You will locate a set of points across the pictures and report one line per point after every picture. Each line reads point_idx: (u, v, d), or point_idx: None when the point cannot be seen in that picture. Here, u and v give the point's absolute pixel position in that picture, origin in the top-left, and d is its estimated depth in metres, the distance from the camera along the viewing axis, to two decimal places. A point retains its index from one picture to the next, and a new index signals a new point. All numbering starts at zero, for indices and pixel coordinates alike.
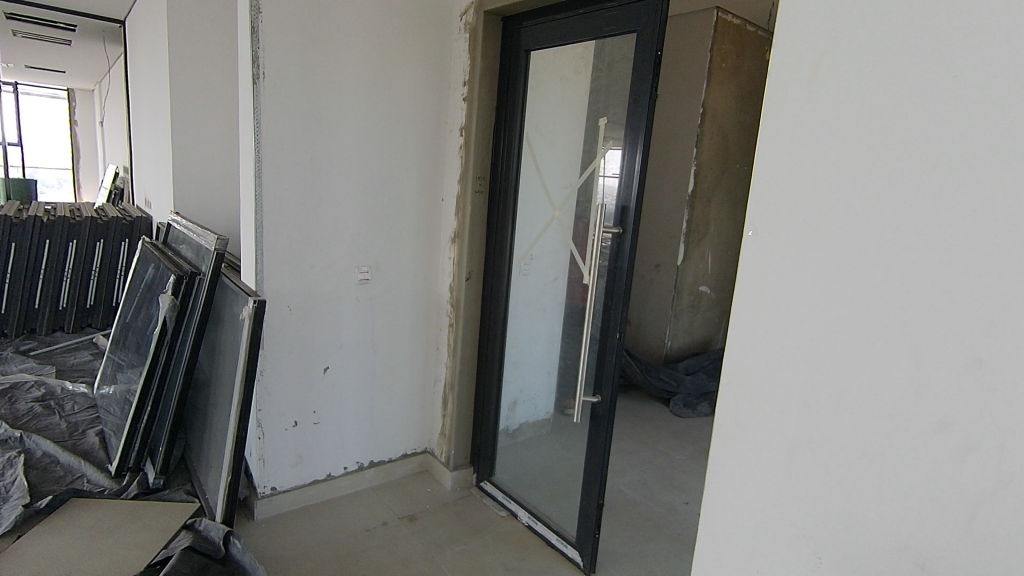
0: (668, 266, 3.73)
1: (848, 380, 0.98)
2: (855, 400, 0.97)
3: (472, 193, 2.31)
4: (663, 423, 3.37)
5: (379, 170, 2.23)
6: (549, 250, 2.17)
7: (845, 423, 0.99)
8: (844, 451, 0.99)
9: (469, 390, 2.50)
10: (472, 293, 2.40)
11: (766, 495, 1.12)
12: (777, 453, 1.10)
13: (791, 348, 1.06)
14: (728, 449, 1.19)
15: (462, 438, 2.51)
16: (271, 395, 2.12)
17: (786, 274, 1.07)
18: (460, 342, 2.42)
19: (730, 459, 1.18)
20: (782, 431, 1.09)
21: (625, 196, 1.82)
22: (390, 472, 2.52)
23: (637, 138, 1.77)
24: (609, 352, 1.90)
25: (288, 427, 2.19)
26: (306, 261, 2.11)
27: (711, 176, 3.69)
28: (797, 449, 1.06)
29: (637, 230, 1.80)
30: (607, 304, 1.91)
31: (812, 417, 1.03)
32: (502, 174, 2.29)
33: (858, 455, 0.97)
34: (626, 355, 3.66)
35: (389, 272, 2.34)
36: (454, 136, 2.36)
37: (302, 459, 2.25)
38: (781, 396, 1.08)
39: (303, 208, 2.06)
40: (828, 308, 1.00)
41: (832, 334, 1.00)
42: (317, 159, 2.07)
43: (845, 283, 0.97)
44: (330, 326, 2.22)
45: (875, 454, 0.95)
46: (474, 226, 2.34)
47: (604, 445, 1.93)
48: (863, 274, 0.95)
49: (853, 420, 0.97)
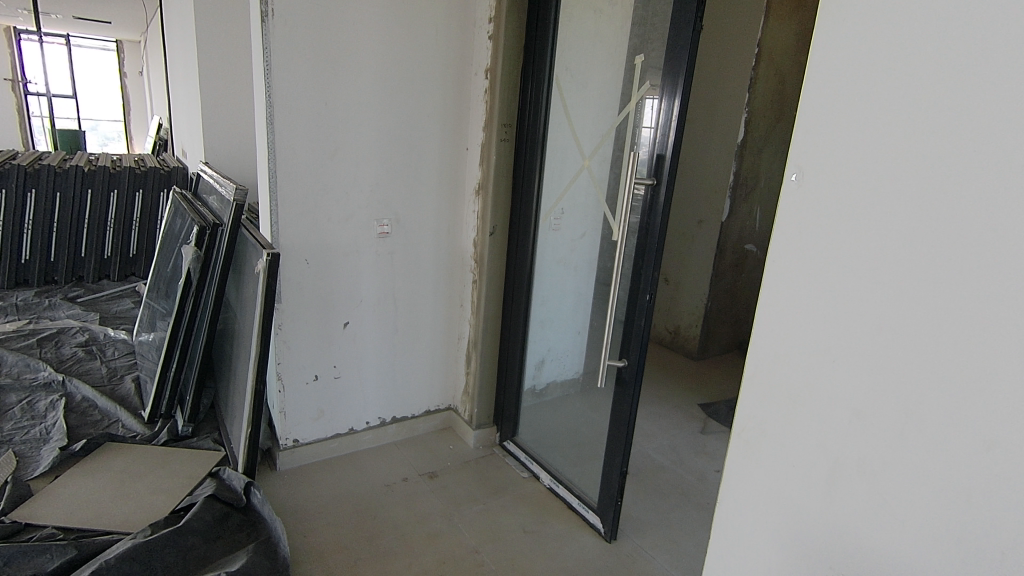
0: (711, 224, 3.50)
1: (912, 381, 0.80)
2: (922, 407, 0.79)
3: (497, 143, 2.16)
4: (700, 388, 3.26)
5: (399, 116, 2.10)
6: (579, 202, 2.02)
7: (907, 433, 0.82)
8: (905, 460, 0.82)
9: (493, 349, 2.42)
10: (496, 248, 2.28)
11: (804, 506, 0.97)
12: (818, 459, 0.94)
13: (839, 334, 0.89)
14: (761, 446, 1.04)
15: (486, 397, 2.46)
16: (292, 348, 2.09)
17: (833, 244, 0.89)
18: (484, 300, 2.33)
19: (763, 459, 1.04)
20: (825, 434, 0.93)
21: (661, 143, 1.64)
22: (414, 429, 2.49)
23: (677, 77, 1.57)
24: (639, 316, 1.76)
25: (310, 381, 2.17)
26: (323, 212, 2.03)
27: (765, 125, 3.36)
28: (843, 457, 0.91)
29: (672, 182, 1.63)
30: (635, 264, 1.76)
31: (865, 414, 0.87)
32: (530, 121, 2.13)
33: (922, 471, 0.80)
34: None
35: (409, 225, 2.24)
36: (478, 79, 2.19)
37: (324, 413, 2.24)
38: (826, 389, 0.92)
39: (318, 157, 1.97)
40: (891, 287, 0.82)
41: (895, 321, 0.82)
42: (331, 104, 1.95)
43: (913, 261, 0.79)
44: (350, 279, 2.16)
45: (944, 472, 0.78)
46: (499, 177, 2.20)
47: (629, 412, 1.82)
48: (936, 250, 0.76)
49: (918, 431, 0.80)
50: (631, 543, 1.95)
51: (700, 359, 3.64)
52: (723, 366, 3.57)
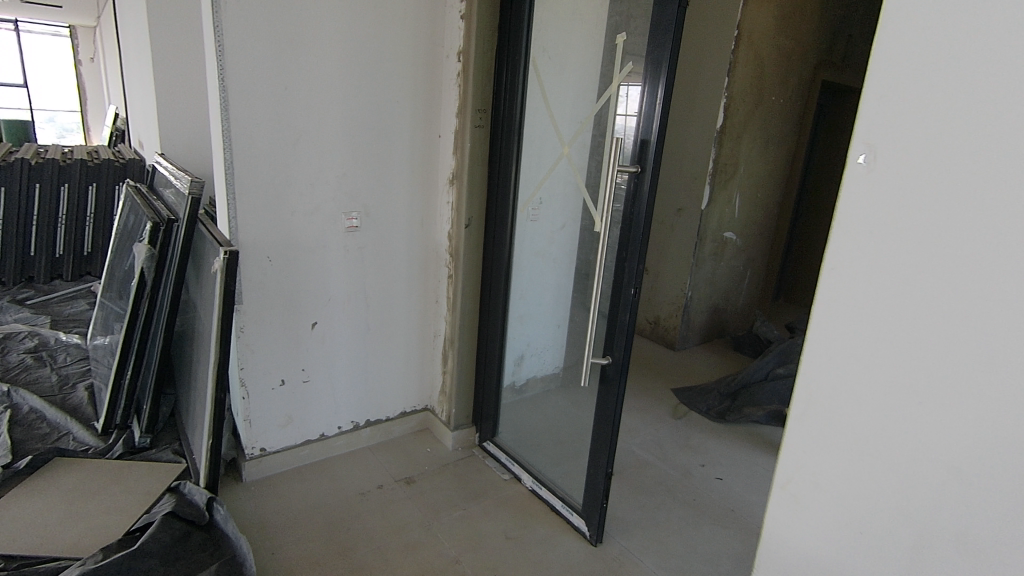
0: (690, 212, 3.43)
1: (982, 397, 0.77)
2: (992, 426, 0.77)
3: (471, 129, 2.03)
4: (682, 379, 3.21)
5: (366, 101, 1.96)
6: (559, 192, 1.93)
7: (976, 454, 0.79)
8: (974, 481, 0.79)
9: (471, 347, 2.31)
10: (472, 241, 2.17)
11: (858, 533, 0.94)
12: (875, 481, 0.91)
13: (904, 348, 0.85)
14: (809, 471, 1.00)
15: (464, 396, 2.35)
16: (255, 352, 1.96)
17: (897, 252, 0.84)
18: (460, 296, 2.22)
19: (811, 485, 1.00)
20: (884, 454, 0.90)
21: (645, 127, 1.55)
22: (388, 432, 2.38)
23: (663, 56, 1.47)
24: (624, 311, 1.67)
25: (276, 386, 2.04)
26: (286, 205, 1.88)
27: (744, 110, 3.30)
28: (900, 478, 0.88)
29: (658, 169, 1.54)
30: (619, 256, 1.67)
31: (931, 434, 0.83)
32: (506, 106, 2.02)
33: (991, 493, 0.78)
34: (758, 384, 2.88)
35: (379, 218, 2.11)
36: (450, 61, 2.06)
37: (292, 419, 2.12)
38: (888, 409, 0.88)
39: (279, 146, 1.82)
40: (963, 298, 0.78)
41: (963, 336, 0.79)
42: (291, 87, 1.80)
43: (985, 271, 0.76)
44: (317, 277, 2.02)
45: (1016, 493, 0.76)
46: (474, 166, 2.08)
47: (614, 412, 1.74)
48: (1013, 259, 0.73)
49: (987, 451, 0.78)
50: (617, 545, 1.88)
51: (681, 349, 3.59)
52: (704, 355, 3.53)
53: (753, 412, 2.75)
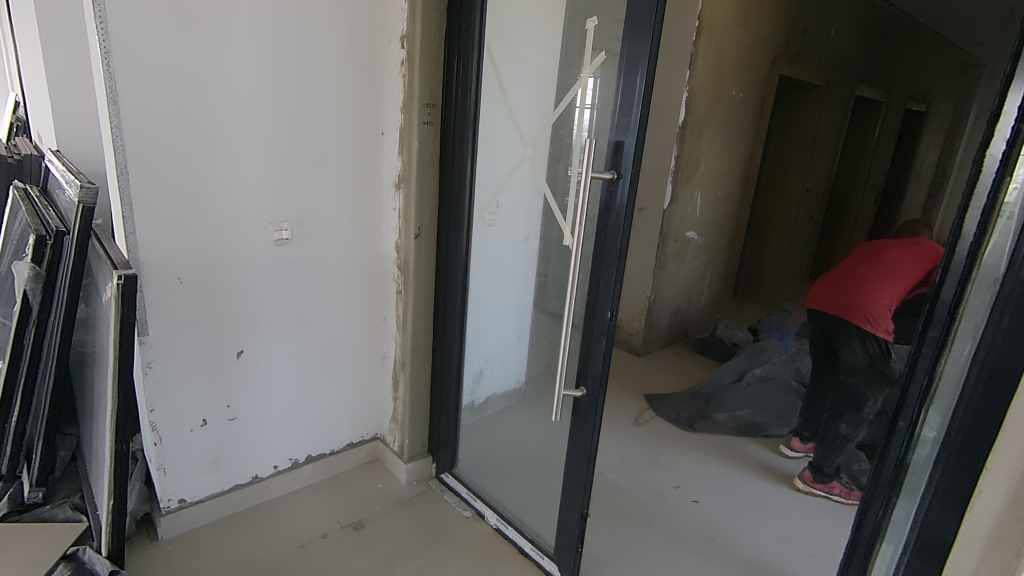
0: (652, 211, 3.28)
1: None
2: None
3: (418, 126, 1.77)
4: (648, 387, 3.07)
5: (294, 93, 1.67)
6: (521, 195, 1.74)
7: None
8: None
9: (425, 370, 2.07)
10: (423, 253, 1.92)
11: None
12: None
13: None
14: None
15: (419, 424, 2.12)
16: (167, 390, 1.65)
17: None
18: (410, 315, 1.97)
19: None
20: None
21: (619, 127, 1.34)
22: (334, 467, 2.12)
23: (641, 47, 1.27)
24: (600, 336, 1.48)
25: (195, 427, 1.74)
26: (198, 216, 1.58)
27: (705, 105, 3.18)
28: None
29: (637, 176, 1.34)
30: (592, 274, 1.47)
31: None
32: (459, 100, 1.78)
33: None
34: (725, 391, 2.85)
35: (315, 229, 1.83)
36: (393, 48, 1.79)
37: (218, 463, 1.83)
38: None
39: (186, 148, 1.51)
40: None
41: None
42: (199, 75, 1.49)
43: None
44: (242, 299, 1.73)
45: None
46: (423, 168, 1.82)
47: (590, 447, 1.55)
48: None
49: None
50: None
51: (644, 354, 3.47)
52: (667, 360, 3.42)
53: (721, 415, 2.69)
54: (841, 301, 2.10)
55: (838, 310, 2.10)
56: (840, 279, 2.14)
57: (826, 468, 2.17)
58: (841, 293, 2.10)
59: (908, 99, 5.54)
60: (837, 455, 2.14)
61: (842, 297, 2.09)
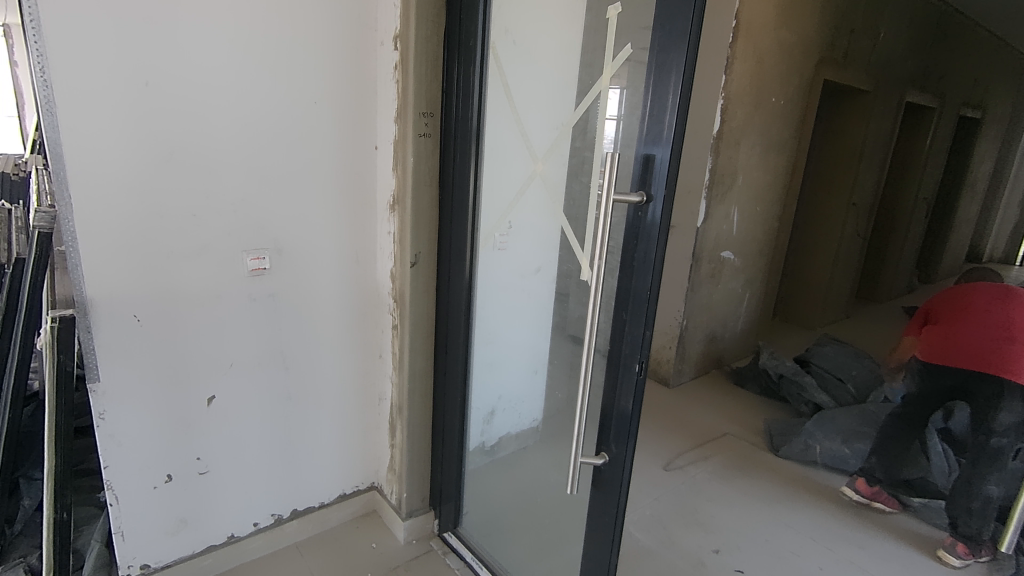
0: (684, 229, 2.99)
1: None
2: None
3: (414, 139, 1.54)
4: (679, 425, 2.77)
5: (271, 104, 1.46)
6: (533, 217, 1.50)
7: None
8: None
9: (425, 415, 1.82)
10: (421, 283, 1.67)
11: None
12: None
13: None
14: None
15: (419, 475, 1.87)
16: (123, 444, 1.44)
17: None
18: (407, 353, 1.72)
19: None
20: None
21: (648, 139, 1.08)
22: (323, 522, 1.88)
23: (677, 39, 1.01)
24: (626, 395, 1.21)
25: (159, 484, 1.52)
26: (156, 244, 1.38)
27: (742, 113, 2.89)
28: None
29: (672, 199, 1.07)
30: (615, 318, 1.20)
31: None
32: (461, 108, 1.54)
33: None
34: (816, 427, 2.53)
35: (298, 257, 1.61)
36: (386, 50, 1.57)
37: (186, 523, 1.60)
38: None
39: (142, 167, 1.31)
40: None
41: None
42: (154, 82, 1.29)
43: None
44: (211, 338, 1.51)
45: None
46: (420, 186, 1.58)
47: (613, 526, 1.28)
48: None
49: None
50: None
51: (675, 386, 3.17)
52: (701, 393, 3.11)
53: (834, 443, 2.44)
54: (987, 356, 1.87)
55: (989, 365, 1.86)
56: (971, 330, 1.93)
57: (978, 534, 1.90)
58: (984, 347, 1.88)
59: (961, 105, 5.13)
60: (989, 517, 1.89)
61: (987, 351, 1.87)
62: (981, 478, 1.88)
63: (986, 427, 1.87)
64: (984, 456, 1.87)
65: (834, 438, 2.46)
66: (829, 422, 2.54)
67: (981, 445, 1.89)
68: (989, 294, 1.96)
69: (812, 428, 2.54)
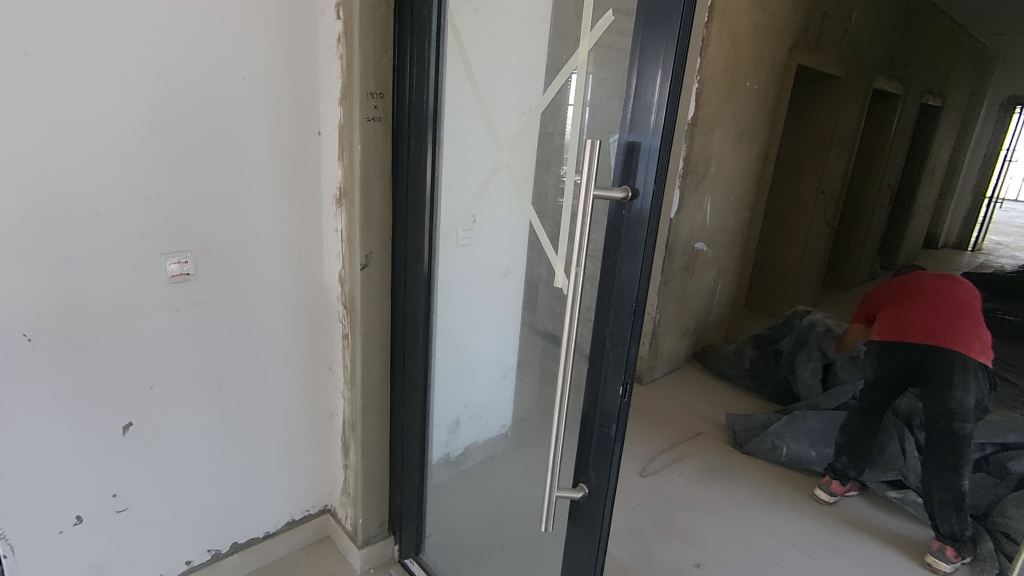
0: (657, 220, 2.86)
1: None
2: None
3: (361, 123, 1.33)
4: (654, 424, 2.66)
5: (191, 82, 1.24)
6: (499, 213, 1.33)
7: None
8: None
9: (382, 432, 1.64)
10: (374, 287, 1.48)
11: None
12: None
13: None
14: None
15: (375, 497, 1.69)
16: (19, 483, 1.22)
17: None
18: (360, 365, 1.53)
19: None
20: None
21: (635, 124, 0.91)
22: (268, 553, 1.69)
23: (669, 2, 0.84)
24: (607, 420, 1.05)
25: (67, 525, 1.31)
26: (49, 250, 1.15)
27: (717, 98, 2.76)
28: None
29: (662, 195, 0.91)
30: (595, 332, 1.04)
31: None
32: (415, 88, 1.34)
33: None
34: (785, 428, 2.43)
35: (230, 259, 1.39)
36: (329, 20, 1.35)
37: (105, 566, 1.40)
38: None
39: (27, 156, 1.09)
40: None
41: None
42: (35, 52, 1.05)
43: None
44: (125, 356, 1.29)
45: None
46: (370, 178, 1.38)
47: (593, 566, 1.13)
48: None
49: None
50: None
51: (648, 382, 3.06)
52: (675, 389, 3.01)
53: (800, 445, 2.35)
54: (945, 331, 1.81)
55: (950, 342, 1.80)
56: (925, 308, 1.87)
57: (960, 533, 1.80)
58: (941, 321, 1.83)
59: (924, 92, 5.14)
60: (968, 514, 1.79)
61: (946, 326, 1.81)
62: (952, 469, 1.79)
63: (947, 411, 1.79)
64: (952, 445, 1.79)
65: (803, 440, 2.37)
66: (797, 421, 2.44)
67: (944, 434, 1.81)
68: (937, 274, 1.92)
69: (781, 428, 2.44)
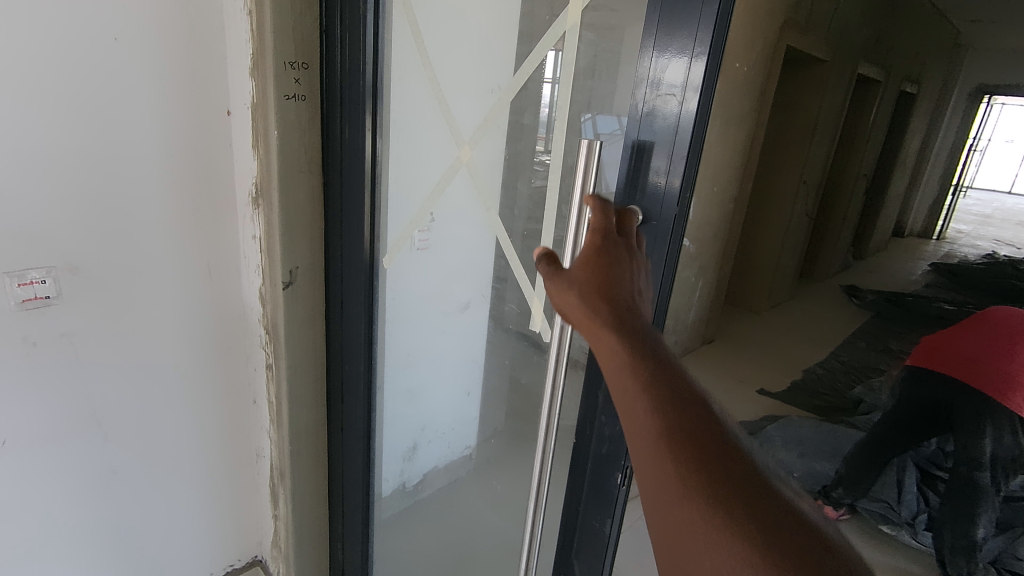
0: None
1: None
2: None
3: (276, 102, 1.02)
4: None
5: (33, 45, 0.90)
6: (463, 221, 1.05)
7: None
8: None
9: (319, 479, 1.36)
10: (302, 309, 1.19)
11: None
12: None
13: None
14: None
15: (312, 552, 1.42)
16: None
17: None
18: (286, 404, 1.24)
19: None
20: None
21: (652, 119, 0.65)
22: None
23: None
24: (601, 512, 0.82)
25: None
26: None
27: None
28: None
29: (684, 224, 0.65)
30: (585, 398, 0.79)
31: None
32: (348, 58, 1.04)
33: None
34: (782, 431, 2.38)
35: (106, 278, 1.07)
36: None
37: None
38: None
39: None
40: None
41: None
42: None
43: None
44: None
45: None
46: (293, 173, 1.08)
47: None
48: None
49: None
50: None
51: None
52: None
53: (790, 456, 2.26)
54: (980, 373, 1.61)
55: (978, 382, 1.61)
56: (973, 342, 1.68)
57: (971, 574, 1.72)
58: (981, 359, 1.63)
59: (902, 79, 5.02)
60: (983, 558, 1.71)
61: (982, 365, 1.62)
62: (968, 519, 1.69)
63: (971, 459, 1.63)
64: (970, 492, 1.66)
65: (794, 449, 2.29)
66: (796, 428, 2.40)
67: (962, 482, 1.67)
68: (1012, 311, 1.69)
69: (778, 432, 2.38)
